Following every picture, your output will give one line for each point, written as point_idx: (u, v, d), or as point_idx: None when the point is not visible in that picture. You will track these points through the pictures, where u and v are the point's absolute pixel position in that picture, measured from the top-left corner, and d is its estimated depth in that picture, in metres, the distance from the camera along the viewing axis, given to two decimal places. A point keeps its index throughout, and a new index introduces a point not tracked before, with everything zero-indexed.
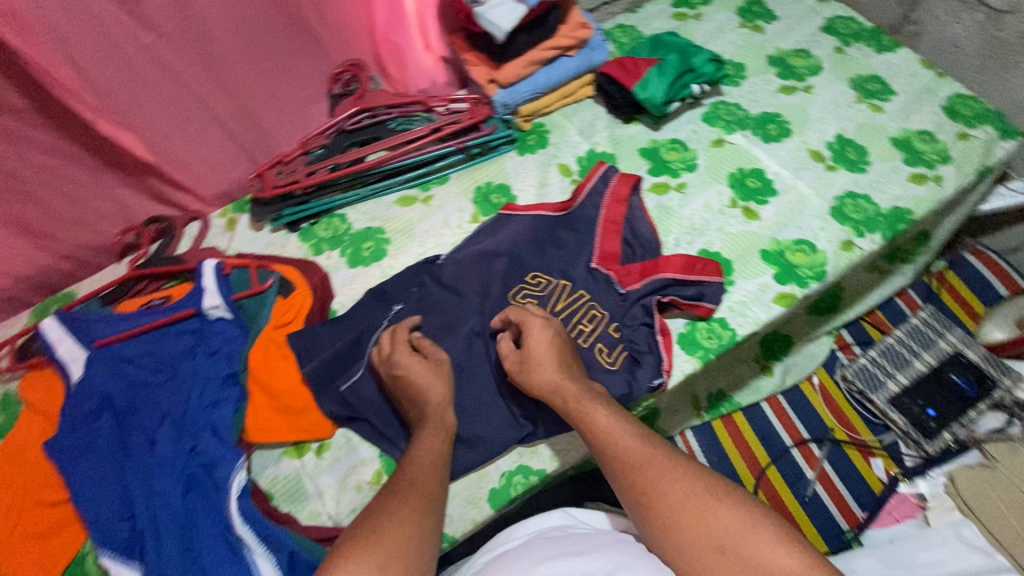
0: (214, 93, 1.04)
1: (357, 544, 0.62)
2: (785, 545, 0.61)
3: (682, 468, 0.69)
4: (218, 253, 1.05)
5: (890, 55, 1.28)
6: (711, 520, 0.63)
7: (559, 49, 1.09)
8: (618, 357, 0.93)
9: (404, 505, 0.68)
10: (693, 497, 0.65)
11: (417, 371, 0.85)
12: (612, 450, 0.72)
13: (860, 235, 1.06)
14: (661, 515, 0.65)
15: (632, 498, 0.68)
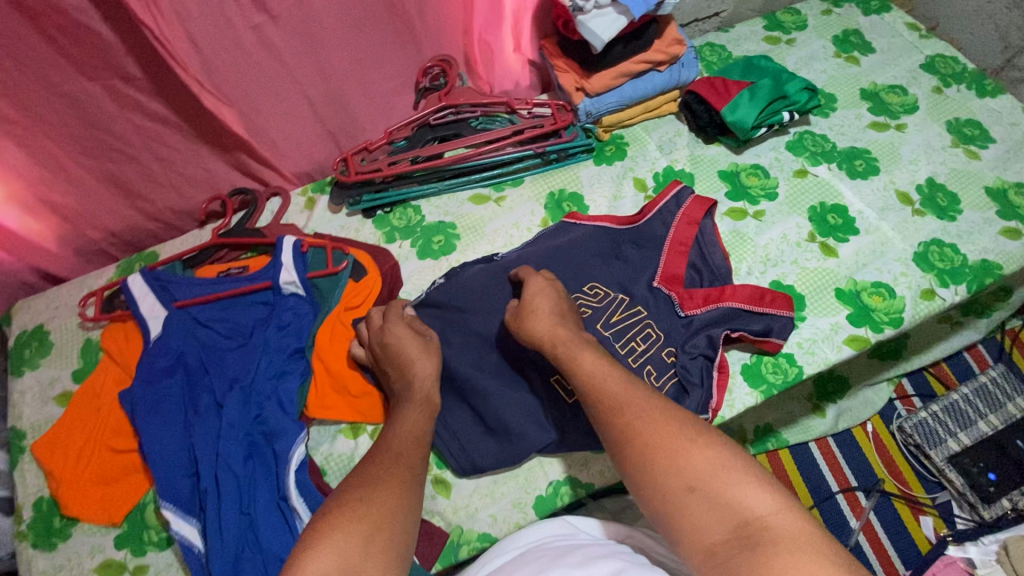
0: (310, 76, 1.07)
1: (344, 512, 0.62)
2: (755, 486, 0.59)
3: (664, 414, 0.67)
4: (296, 230, 1.08)
5: (992, 100, 1.22)
6: (685, 461, 0.62)
7: (651, 63, 1.07)
8: (666, 381, 0.92)
9: (384, 478, 0.67)
10: (671, 440, 0.64)
11: (410, 335, 0.87)
12: (597, 396, 0.73)
13: (943, 285, 1.02)
14: (637, 458, 0.65)
15: (614, 444, 0.68)
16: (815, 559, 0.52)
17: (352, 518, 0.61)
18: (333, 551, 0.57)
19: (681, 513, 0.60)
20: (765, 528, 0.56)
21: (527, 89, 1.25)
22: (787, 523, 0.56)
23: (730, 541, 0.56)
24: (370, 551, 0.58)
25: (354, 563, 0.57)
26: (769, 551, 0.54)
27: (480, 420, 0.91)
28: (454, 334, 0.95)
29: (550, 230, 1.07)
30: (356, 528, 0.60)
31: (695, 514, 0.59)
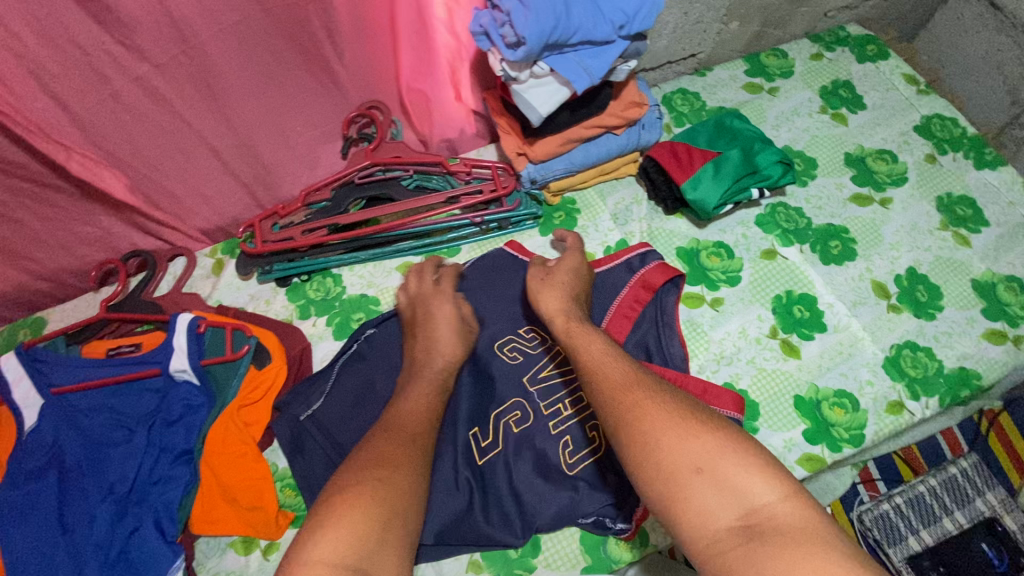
0: (214, 127, 0.93)
1: (360, 491, 0.60)
2: (763, 473, 0.55)
3: (668, 399, 0.63)
4: (198, 302, 0.97)
5: (989, 173, 1.10)
6: (697, 443, 0.58)
7: (605, 128, 0.94)
8: (579, 460, 0.86)
9: (404, 460, 0.66)
10: (679, 423, 0.60)
11: (453, 316, 0.87)
12: (601, 376, 0.69)
13: (913, 397, 0.92)
14: (639, 436, 0.60)
15: (616, 422, 0.63)
16: (825, 554, 0.49)
17: (372, 501, 0.60)
18: (351, 532, 0.57)
19: (683, 497, 0.55)
20: (771, 520, 0.53)
21: (473, 137, 1.10)
22: (795, 515, 0.53)
23: (732, 530, 0.53)
24: (386, 539, 0.58)
25: (375, 547, 0.57)
26: (774, 542, 0.50)
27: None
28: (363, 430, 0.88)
29: (486, 304, 0.96)
30: (376, 514, 0.59)
31: (700, 498, 0.55)
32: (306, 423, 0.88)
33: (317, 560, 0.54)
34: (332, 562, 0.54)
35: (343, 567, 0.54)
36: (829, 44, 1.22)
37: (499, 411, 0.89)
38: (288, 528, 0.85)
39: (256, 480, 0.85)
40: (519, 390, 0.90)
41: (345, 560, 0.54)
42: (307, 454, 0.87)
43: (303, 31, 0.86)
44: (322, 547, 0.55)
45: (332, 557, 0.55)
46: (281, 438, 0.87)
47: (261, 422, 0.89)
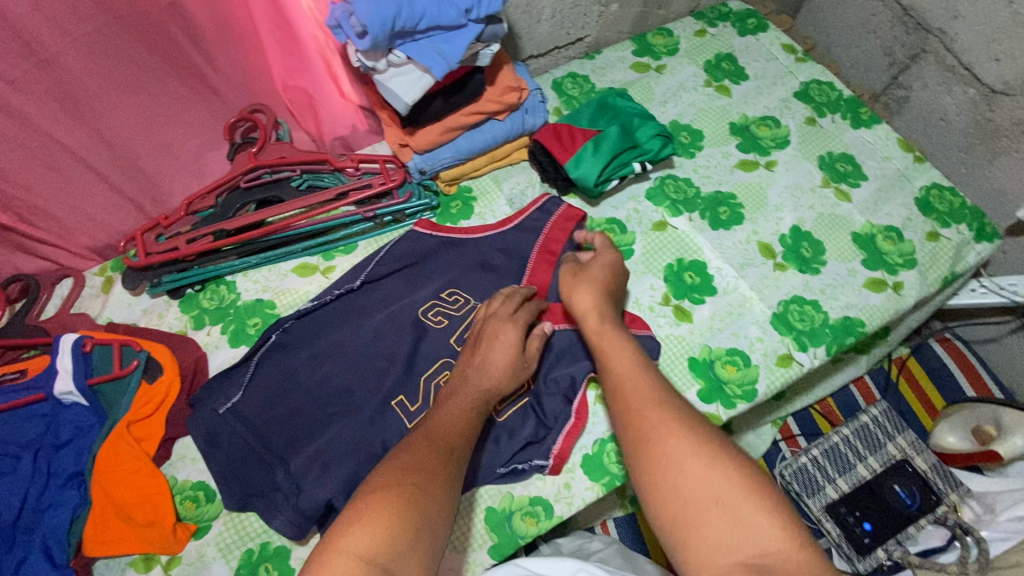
0: (87, 142, 0.91)
1: (391, 489, 0.61)
2: (773, 516, 0.54)
3: (697, 428, 0.60)
4: (87, 322, 0.95)
5: (866, 131, 1.15)
6: (720, 476, 0.56)
7: (485, 114, 0.96)
8: (508, 407, 0.89)
9: (439, 467, 0.65)
10: (704, 451, 0.58)
11: (511, 342, 0.80)
12: (621, 390, 0.67)
13: (801, 348, 0.96)
14: (664, 458, 0.58)
15: (631, 438, 0.62)
16: None
17: (404, 504, 0.60)
18: (381, 530, 0.58)
19: (698, 528, 0.55)
20: (781, 563, 0.52)
21: (367, 133, 1.09)
22: (795, 560, 0.52)
23: (738, 564, 0.53)
24: (416, 545, 0.58)
25: (402, 548, 0.57)
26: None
27: (296, 511, 0.81)
28: (281, 419, 0.88)
29: (385, 294, 0.96)
30: (407, 515, 0.59)
31: (713, 531, 0.54)
32: (226, 416, 0.87)
33: (341, 554, 0.56)
34: (359, 555, 0.56)
35: (368, 563, 0.55)
36: (712, 20, 1.26)
37: (428, 373, 0.91)
38: (189, 540, 0.84)
39: (151, 495, 0.84)
40: (447, 351, 0.92)
41: (371, 557, 0.56)
42: (224, 447, 0.86)
43: (165, 37, 0.85)
44: (352, 537, 0.57)
45: (359, 550, 0.56)
46: (200, 430, 0.86)
47: (154, 437, 0.87)
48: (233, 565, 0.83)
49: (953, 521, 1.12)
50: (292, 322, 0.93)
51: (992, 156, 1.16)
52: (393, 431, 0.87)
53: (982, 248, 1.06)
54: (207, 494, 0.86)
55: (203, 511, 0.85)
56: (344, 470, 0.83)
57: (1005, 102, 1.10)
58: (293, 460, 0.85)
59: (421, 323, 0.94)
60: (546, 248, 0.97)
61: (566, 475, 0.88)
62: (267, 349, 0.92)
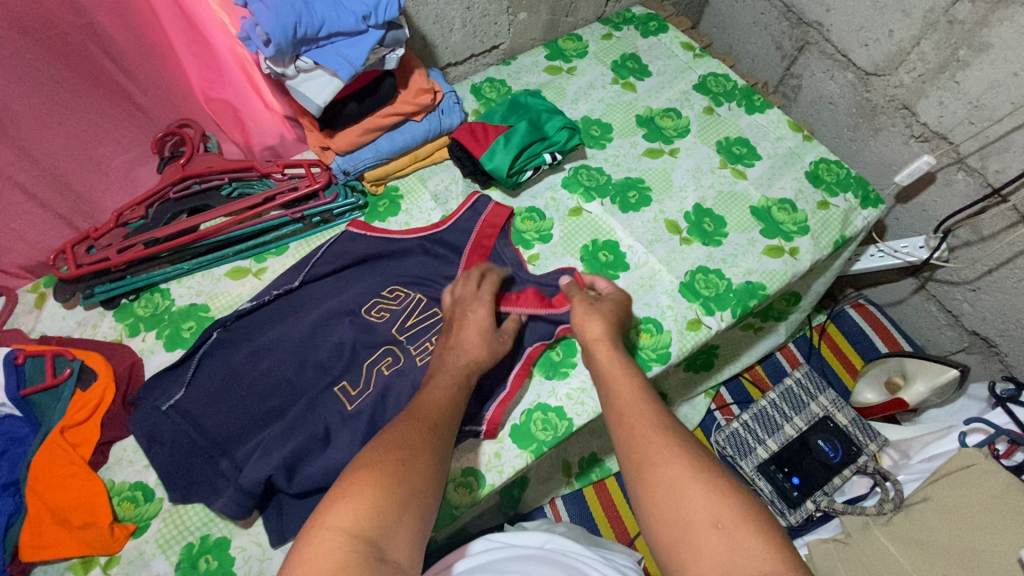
0: (14, 161, 0.93)
1: (380, 466, 0.63)
2: (766, 539, 0.57)
3: (696, 456, 0.65)
4: (19, 337, 0.97)
5: (759, 115, 1.26)
6: (722, 501, 0.60)
7: (402, 115, 1.04)
8: None
9: (421, 444, 0.67)
10: (703, 475, 0.63)
11: (478, 317, 0.88)
12: (622, 420, 0.72)
13: (709, 313, 1.04)
14: (664, 483, 0.63)
15: (632, 466, 0.67)
16: None
17: (389, 478, 0.61)
18: (366, 505, 0.58)
19: (695, 546, 0.58)
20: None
21: (296, 142, 1.14)
22: None
23: None
24: (403, 518, 0.59)
25: (388, 522, 0.58)
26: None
27: (238, 489, 0.83)
28: (228, 411, 0.90)
29: (319, 289, 1.00)
30: (392, 489, 0.61)
31: (712, 550, 0.57)
32: (168, 413, 0.88)
33: (328, 529, 0.56)
34: (347, 531, 0.56)
35: (356, 537, 0.56)
36: (617, 25, 1.37)
37: (371, 359, 0.95)
38: (127, 539, 0.85)
39: (87, 499, 0.85)
40: (389, 338, 0.97)
41: (358, 531, 0.56)
42: (166, 443, 0.87)
43: (84, 57, 0.91)
44: (340, 514, 0.57)
45: (346, 526, 0.57)
46: (144, 429, 0.87)
47: (89, 441, 0.89)
48: (173, 559, 0.85)
49: (873, 469, 1.20)
50: (222, 330, 0.95)
51: (874, 131, 1.28)
52: (333, 412, 0.91)
53: (868, 213, 1.17)
54: (145, 493, 0.88)
55: (142, 510, 0.87)
56: (284, 451, 0.86)
57: (878, 82, 1.22)
58: (238, 451, 0.89)
59: (364, 320, 0.97)
60: (479, 242, 1.03)
61: (496, 445, 0.93)
62: (208, 347, 0.94)
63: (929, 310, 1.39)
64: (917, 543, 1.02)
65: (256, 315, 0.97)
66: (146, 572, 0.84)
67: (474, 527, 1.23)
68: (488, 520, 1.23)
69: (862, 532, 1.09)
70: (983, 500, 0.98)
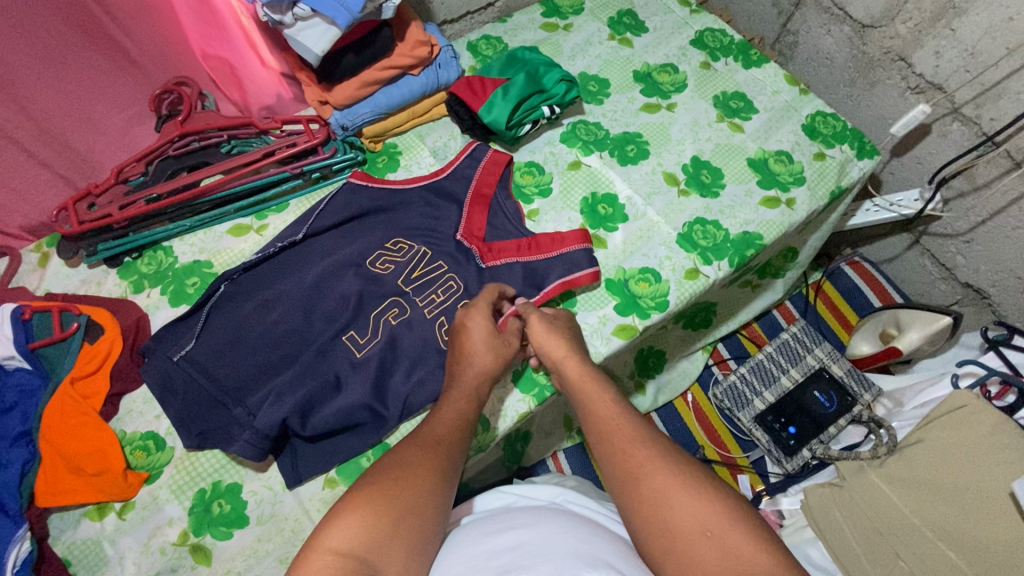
0: (12, 118, 0.93)
1: (374, 487, 0.65)
2: (756, 543, 0.61)
3: (682, 466, 0.68)
4: (25, 295, 0.98)
5: (756, 70, 1.26)
6: (706, 509, 0.64)
7: (399, 68, 1.05)
8: None
9: (422, 464, 0.70)
10: (689, 484, 0.66)
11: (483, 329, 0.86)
12: (606, 437, 0.74)
13: (706, 262, 1.05)
14: (651, 497, 0.67)
15: (620, 481, 0.70)
16: None
17: (384, 499, 0.64)
18: (358, 524, 0.62)
19: (691, 560, 0.62)
20: None
21: (293, 101, 1.15)
22: None
23: None
24: (397, 532, 0.63)
25: (379, 540, 0.61)
26: None
27: (253, 432, 0.86)
28: (239, 361, 0.92)
29: (323, 243, 1.01)
30: (387, 508, 0.64)
31: (705, 561, 0.61)
32: (180, 363, 0.90)
33: (320, 550, 0.59)
34: (337, 548, 0.60)
35: (345, 555, 0.59)
36: None
37: (377, 310, 0.97)
38: (142, 485, 0.87)
39: (101, 449, 0.86)
40: (395, 290, 0.98)
41: (349, 550, 0.60)
42: (179, 392, 0.90)
43: (80, 9, 0.90)
44: (331, 535, 0.61)
45: (338, 544, 0.60)
46: (162, 378, 0.90)
47: (99, 393, 0.90)
48: (186, 504, 0.87)
49: (868, 417, 1.24)
50: (227, 284, 0.95)
51: (870, 85, 1.29)
52: (343, 360, 0.93)
53: (863, 164, 1.18)
54: (157, 442, 0.90)
55: (154, 459, 0.89)
56: (298, 396, 0.89)
57: (874, 35, 1.22)
58: (250, 399, 0.91)
59: (369, 271, 0.99)
60: (478, 191, 1.05)
61: (500, 391, 0.96)
62: (216, 300, 0.95)
63: (924, 264, 1.41)
64: (906, 481, 1.06)
65: (258, 269, 0.98)
66: (161, 516, 0.86)
67: (479, 484, 1.26)
68: (492, 474, 1.27)
69: (857, 476, 1.12)
70: (971, 438, 1.01)
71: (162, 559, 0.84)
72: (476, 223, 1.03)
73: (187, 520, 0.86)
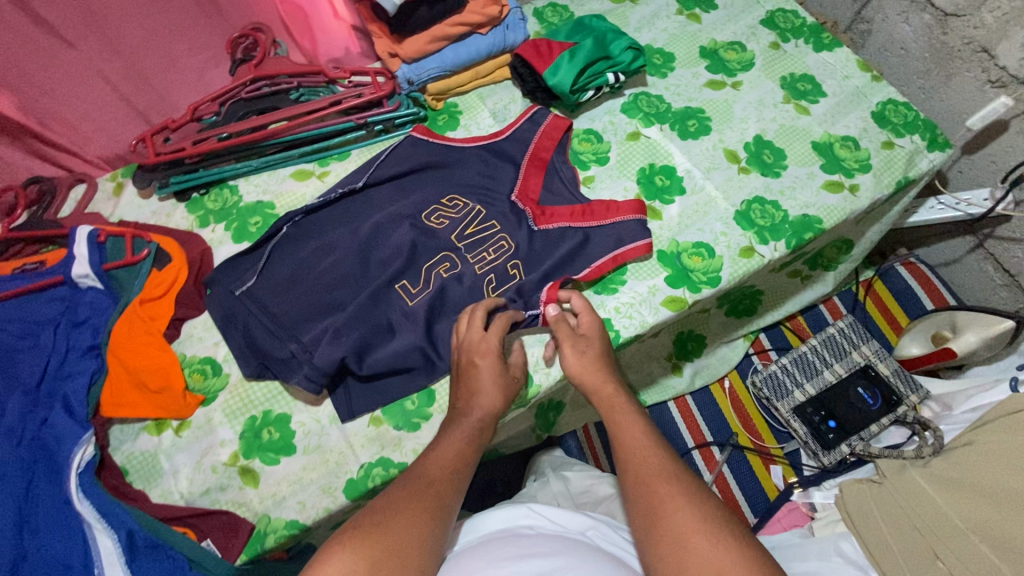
0: (101, 51, 0.98)
1: (361, 529, 0.62)
2: None
3: (704, 505, 0.65)
4: (99, 220, 1.04)
5: (827, 54, 1.23)
6: (723, 554, 0.59)
7: (468, 25, 1.07)
8: (503, 291, 0.97)
9: (411, 504, 0.66)
10: (708, 527, 0.62)
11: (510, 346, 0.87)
12: (631, 466, 0.72)
13: (762, 242, 1.04)
14: (669, 534, 0.63)
15: (639, 513, 0.67)
16: None
17: (372, 540, 0.60)
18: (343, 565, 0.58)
19: None
20: None
21: (360, 56, 1.18)
22: None
23: None
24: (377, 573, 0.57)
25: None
26: None
27: (312, 367, 0.88)
28: (297, 298, 0.94)
29: (381, 194, 1.03)
30: (369, 549, 0.59)
31: None
32: (239, 297, 0.94)
33: None
34: None
35: None
36: None
37: (430, 263, 0.98)
38: (199, 406, 0.92)
39: (166, 367, 0.91)
40: (448, 245, 1.00)
41: None
42: (239, 323, 0.93)
43: None
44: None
45: None
46: (223, 308, 0.94)
47: (164, 316, 0.94)
48: (238, 429, 0.91)
49: (913, 419, 1.21)
50: (290, 227, 0.99)
51: (947, 77, 1.24)
52: (395, 308, 0.95)
53: (935, 156, 1.13)
54: (214, 368, 0.94)
55: (210, 383, 0.93)
56: (353, 336, 0.91)
57: (956, 24, 1.16)
58: (305, 336, 0.92)
59: (424, 224, 1.00)
60: (536, 155, 1.05)
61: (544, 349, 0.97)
62: (278, 241, 0.99)
63: (985, 270, 1.36)
64: (952, 482, 1.03)
65: (319, 213, 1.01)
66: (213, 438, 0.90)
67: (508, 448, 1.28)
68: (522, 440, 1.29)
69: (898, 474, 1.11)
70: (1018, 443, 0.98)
71: (212, 478, 0.88)
72: (532, 185, 1.03)
73: (237, 443, 0.90)
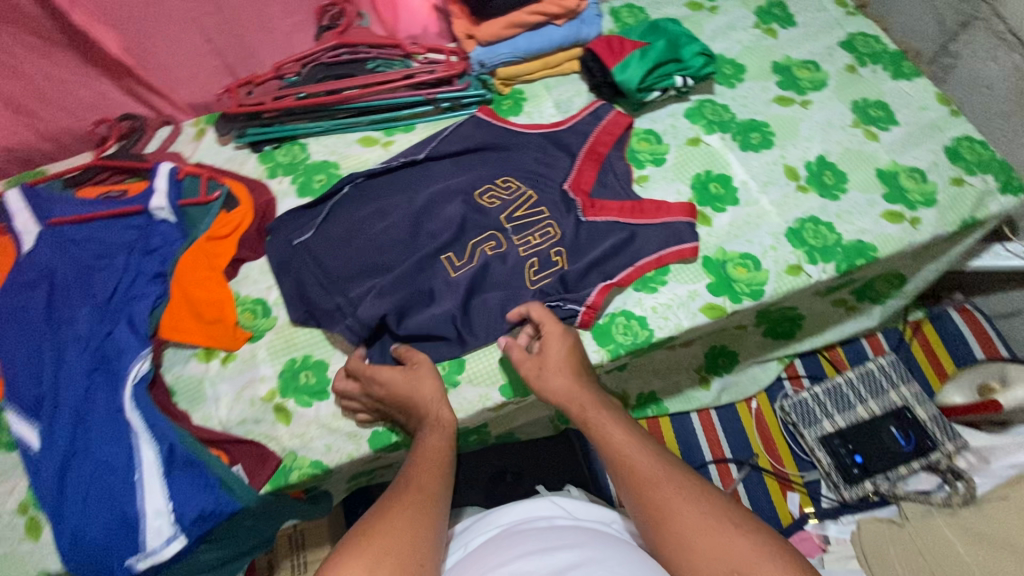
0: (203, 4, 1.05)
1: (355, 539, 0.61)
2: None
3: (714, 500, 0.64)
4: (179, 159, 1.11)
5: (904, 82, 1.20)
6: (735, 547, 0.60)
7: (545, 15, 1.10)
8: (543, 277, 0.98)
9: (401, 511, 0.65)
10: (715, 523, 0.62)
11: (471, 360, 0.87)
12: (623, 466, 0.69)
13: (812, 262, 1.02)
14: (677, 534, 0.62)
15: (642, 515, 0.66)
16: None
17: (372, 551, 0.60)
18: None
19: None
20: None
21: (437, 36, 1.23)
22: None
23: None
24: None
25: None
26: None
27: (355, 319, 0.93)
28: (348, 255, 0.99)
29: (440, 168, 1.07)
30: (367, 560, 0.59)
31: None
32: (296, 248, 1.00)
33: None
34: None
35: None
36: None
37: (476, 239, 1.01)
38: (246, 341, 0.98)
39: (222, 302, 0.97)
40: (496, 224, 1.02)
41: None
42: (293, 271, 0.99)
43: None
44: None
45: None
46: (281, 254, 1.00)
47: (227, 254, 1.01)
48: (278, 367, 0.96)
49: (946, 466, 1.16)
50: (350, 187, 1.05)
51: None
52: (439, 277, 0.98)
53: (1006, 200, 1.10)
54: (264, 309, 1.00)
55: (258, 323, 0.99)
56: (396, 297, 0.95)
57: None
58: (351, 291, 0.97)
59: (476, 202, 1.03)
60: (593, 148, 1.07)
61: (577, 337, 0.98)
62: (338, 199, 1.04)
63: None
64: (977, 534, 0.99)
65: (379, 177, 1.06)
66: (255, 372, 0.96)
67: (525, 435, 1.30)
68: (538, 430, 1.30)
69: (922, 519, 1.08)
70: None
71: (249, 409, 0.93)
72: (586, 177, 1.05)
73: (275, 381, 0.95)
